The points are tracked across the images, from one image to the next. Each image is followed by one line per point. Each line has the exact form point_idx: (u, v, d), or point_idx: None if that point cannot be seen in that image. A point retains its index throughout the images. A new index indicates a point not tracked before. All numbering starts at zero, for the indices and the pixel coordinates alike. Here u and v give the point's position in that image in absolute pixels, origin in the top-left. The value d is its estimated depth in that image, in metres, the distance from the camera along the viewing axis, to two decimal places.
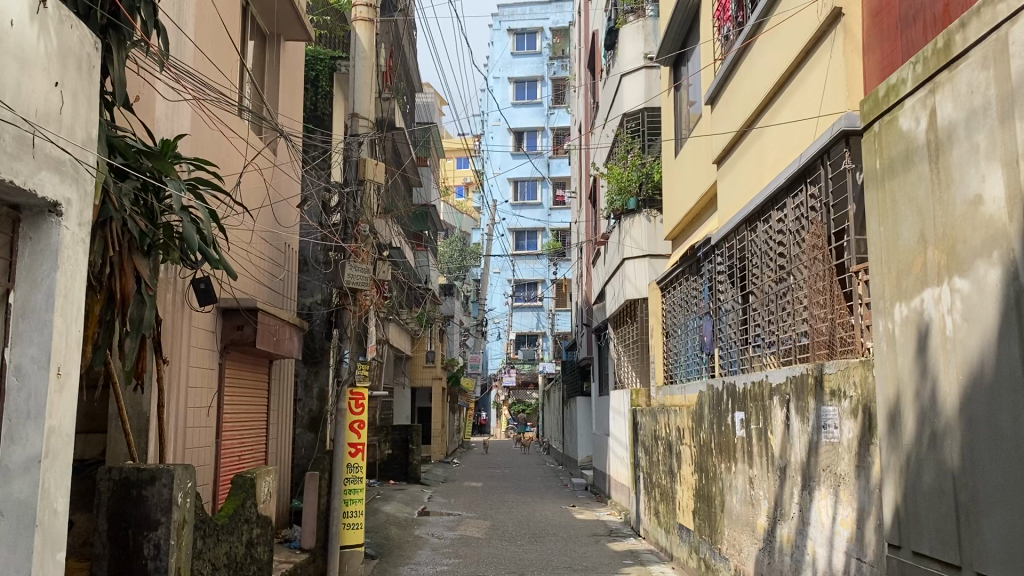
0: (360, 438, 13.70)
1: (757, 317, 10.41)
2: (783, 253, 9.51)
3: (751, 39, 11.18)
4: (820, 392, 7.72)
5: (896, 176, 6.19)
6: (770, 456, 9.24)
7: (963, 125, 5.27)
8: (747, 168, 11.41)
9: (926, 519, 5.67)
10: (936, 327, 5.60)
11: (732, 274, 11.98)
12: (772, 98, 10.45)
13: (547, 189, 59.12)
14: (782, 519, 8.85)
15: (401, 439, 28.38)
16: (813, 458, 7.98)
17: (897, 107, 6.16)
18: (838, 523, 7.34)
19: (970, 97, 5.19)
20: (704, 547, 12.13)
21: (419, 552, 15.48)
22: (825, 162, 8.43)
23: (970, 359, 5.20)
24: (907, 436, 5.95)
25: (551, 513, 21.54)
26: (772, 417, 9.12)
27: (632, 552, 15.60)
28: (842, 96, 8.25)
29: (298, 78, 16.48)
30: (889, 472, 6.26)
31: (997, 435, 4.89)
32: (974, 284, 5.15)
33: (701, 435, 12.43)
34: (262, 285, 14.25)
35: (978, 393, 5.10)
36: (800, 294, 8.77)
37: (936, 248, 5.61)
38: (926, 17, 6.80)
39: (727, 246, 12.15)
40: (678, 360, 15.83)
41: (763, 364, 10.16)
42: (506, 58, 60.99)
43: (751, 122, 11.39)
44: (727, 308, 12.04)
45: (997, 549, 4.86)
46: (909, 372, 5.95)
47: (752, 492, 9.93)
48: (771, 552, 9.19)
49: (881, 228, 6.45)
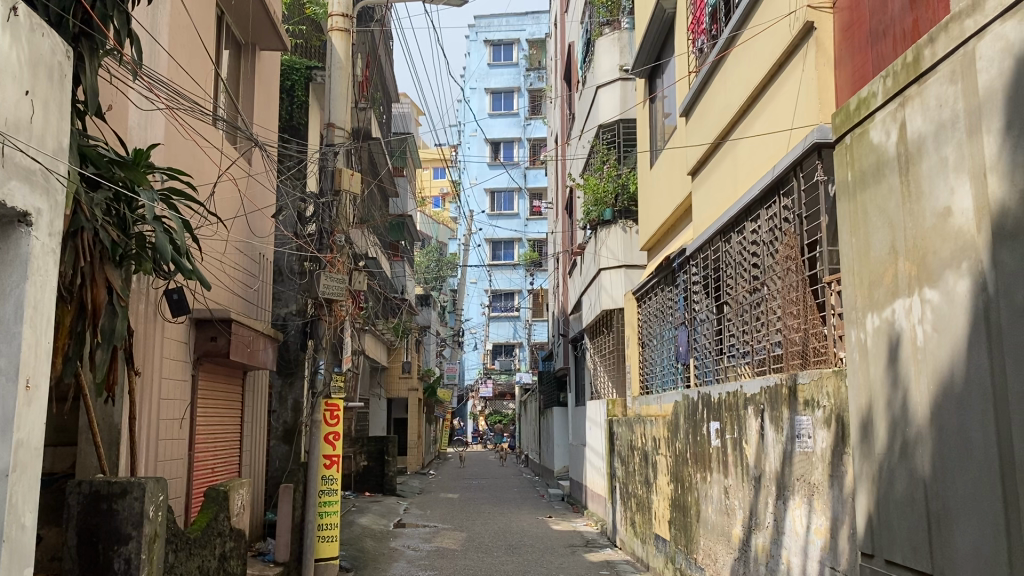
0: (336, 450, 13.73)
1: (732, 328, 10.48)
2: (756, 263, 9.60)
3: (725, 52, 11.29)
4: (794, 402, 7.78)
5: (867, 189, 6.26)
6: (744, 465, 9.29)
7: (932, 138, 5.36)
8: (721, 179, 11.51)
9: (898, 529, 5.72)
10: (907, 337, 5.67)
11: (706, 284, 12.07)
12: (746, 110, 10.54)
13: (523, 199, 59.27)
14: (757, 529, 8.89)
15: (377, 450, 28.26)
16: (787, 467, 8.03)
17: (868, 120, 6.25)
18: (812, 533, 7.39)
19: (939, 111, 5.28)
20: (680, 557, 12.14)
21: (394, 564, 15.39)
22: (798, 174, 8.51)
23: (940, 369, 5.26)
24: (880, 445, 6.02)
25: (528, 524, 21.53)
26: (746, 427, 9.19)
27: (608, 563, 15.63)
28: (815, 107, 8.35)
29: (273, 88, 16.40)
30: (861, 480, 6.31)
31: (966, 445, 4.96)
32: (944, 295, 5.23)
33: (676, 445, 12.47)
34: (236, 296, 14.13)
35: (949, 404, 5.16)
36: (773, 304, 8.84)
37: (906, 260, 5.68)
38: (896, 32, 6.91)
39: (702, 257, 12.25)
40: (653, 370, 15.90)
41: (737, 374, 10.25)
42: (482, 69, 61.24)
43: (725, 135, 11.50)
44: (701, 318, 12.11)
45: (967, 558, 4.91)
46: (881, 382, 6.01)
47: (727, 502, 9.96)
48: (746, 562, 9.22)
49: (852, 240, 6.53)
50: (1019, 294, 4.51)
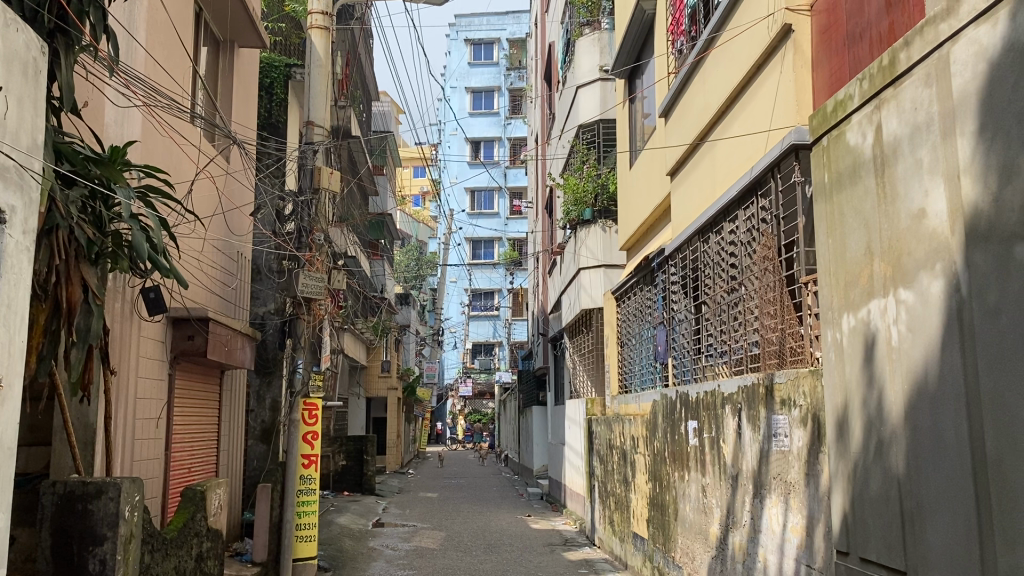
0: (314, 449, 13.59)
1: (710, 327, 10.54)
2: (734, 264, 9.66)
3: (704, 53, 11.35)
4: (771, 401, 7.84)
5: (843, 190, 6.32)
6: (722, 464, 9.36)
7: (908, 140, 5.42)
8: (700, 180, 11.57)
9: (872, 526, 5.79)
10: (882, 337, 5.73)
11: (685, 284, 12.13)
12: (725, 112, 10.61)
13: (503, 199, 59.29)
14: (734, 527, 8.95)
15: (356, 450, 28.14)
16: (763, 465, 8.10)
17: (844, 122, 6.31)
18: (788, 531, 7.45)
19: (914, 114, 5.34)
20: (657, 555, 12.21)
21: (372, 563, 15.34)
22: (775, 175, 8.58)
23: (914, 368, 5.33)
24: (855, 444, 6.08)
25: (507, 523, 21.54)
26: (723, 426, 9.25)
27: (586, 561, 15.68)
28: (792, 109, 8.43)
29: (251, 86, 16.29)
30: (836, 479, 6.38)
31: (939, 443, 5.03)
32: (918, 296, 5.29)
33: (655, 444, 12.53)
34: (214, 294, 14.03)
35: (924, 402, 5.23)
36: (751, 304, 8.91)
37: (882, 261, 5.74)
38: (872, 35, 6.98)
39: (680, 257, 12.31)
40: (632, 370, 15.94)
41: (715, 374, 10.31)
42: (462, 68, 61.11)
43: (704, 135, 11.56)
44: (679, 318, 12.17)
45: (940, 555, 4.99)
46: (856, 381, 6.08)
47: (704, 501, 10.03)
48: (723, 560, 9.29)
49: (829, 240, 6.59)
50: (992, 294, 4.58)
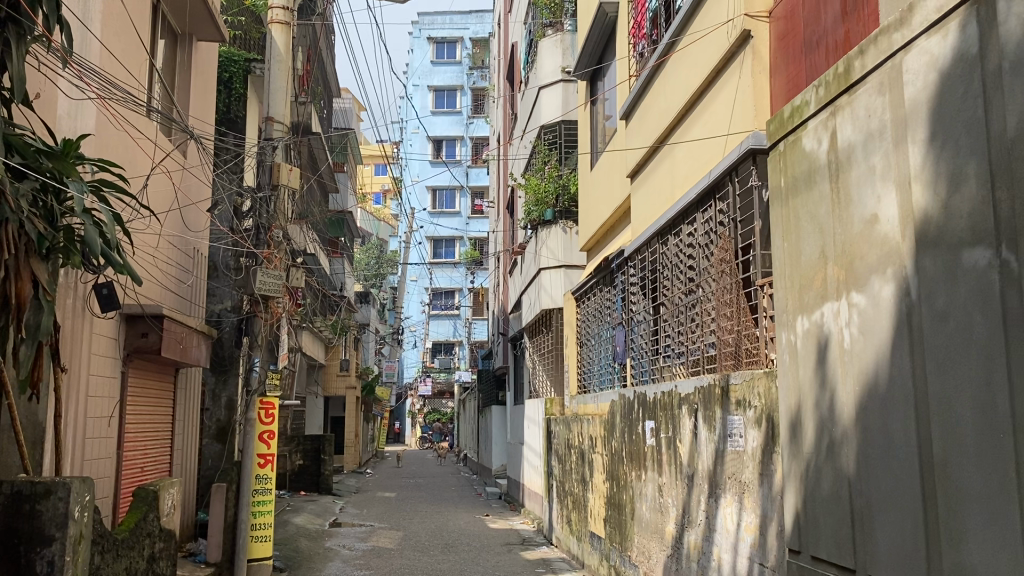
0: (270, 449, 13.45)
1: (668, 328, 10.65)
2: (692, 266, 9.77)
3: (664, 57, 11.46)
4: (726, 402, 7.95)
5: (799, 194, 6.43)
6: (678, 464, 9.46)
7: (862, 147, 5.53)
8: (659, 182, 11.68)
9: (823, 526, 5.90)
10: (835, 339, 5.84)
11: (643, 286, 12.23)
12: (685, 115, 10.72)
13: (464, 198, 59.21)
14: (689, 526, 9.06)
15: (313, 449, 27.90)
16: (718, 465, 8.20)
17: (800, 128, 6.42)
18: (742, 530, 7.56)
19: (867, 121, 5.46)
20: (614, 554, 12.31)
21: (329, 563, 15.23)
22: (733, 179, 8.69)
23: (865, 370, 5.44)
24: (807, 444, 6.19)
25: (465, 523, 21.52)
26: (679, 426, 9.35)
27: (543, 560, 15.74)
28: (749, 115, 8.55)
29: (210, 80, 16.07)
30: (789, 479, 6.48)
31: (888, 444, 5.15)
32: (870, 300, 5.41)
33: (612, 444, 12.62)
34: (169, 291, 13.81)
35: (874, 404, 5.34)
36: (708, 306, 9.01)
37: (835, 265, 5.85)
38: (829, 43, 7.11)
39: (639, 258, 12.42)
40: (591, 370, 16.04)
41: (672, 374, 10.42)
42: (425, 66, 60.85)
43: (663, 139, 11.67)
44: (638, 319, 12.27)
45: (889, 553, 5.10)
46: (809, 383, 6.19)
47: (661, 500, 10.13)
48: (678, 558, 9.40)
49: (784, 244, 6.70)
50: (940, 298, 4.71)
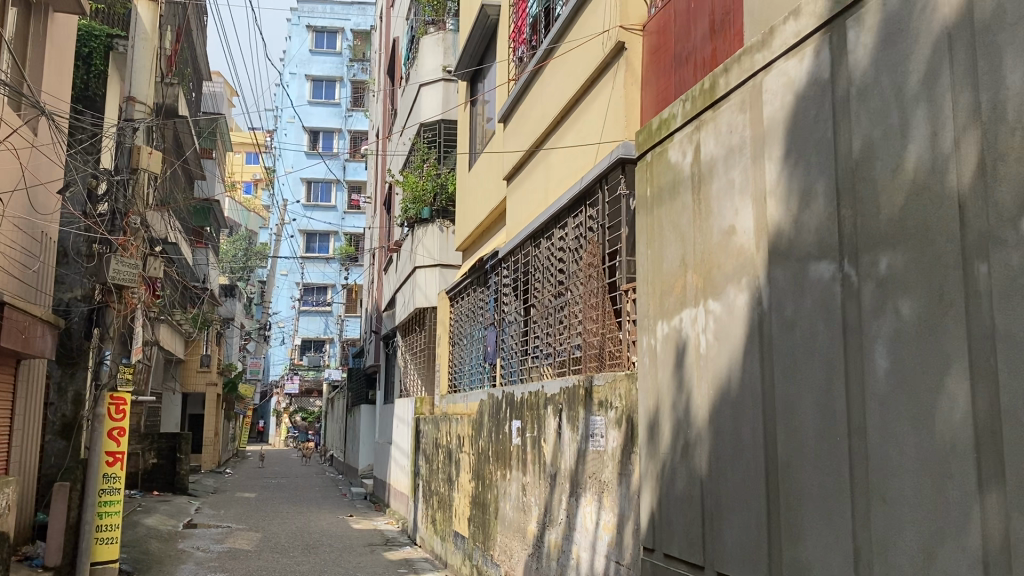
0: (119, 446, 12.87)
1: (537, 330, 10.80)
2: (562, 269, 9.95)
3: (542, 63, 11.63)
4: (589, 403, 8.12)
5: (663, 204, 6.66)
6: (541, 464, 9.61)
7: (722, 161, 5.79)
8: (535, 185, 11.82)
9: (676, 524, 6.12)
10: (691, 344, 6.07)
11: (515, 287, 12.36)
12: (560, 121, 10.90)
13: (340, 192, 58.15)
14: (550, 525, 9.21)
15: (169, 447, 26.70)
16: (580, 465, 8.38)
17: (667, 139, 6.65)
18: (600, 528, 7.75)
19: (728, 136, 5.73)
20: (477, 553, 12.38)
21: (181, 566, 14.60)
22: (603, 187, 8.91)
23: (719, 374, 5.69)
24: (663, 445, 6.42)
25: (328, 523, 21.11)
26: (544, 426, 9.50)
27: (407, 561, 15.65)
28: (621, 124, 8.78)
29: (66, 54, 15.12)
30: (646, 479, 6.70)
31: (738, 446, 5.42)
32: (725, 307, 5.67)
33: (479, 444, 12.69)
34: (11, 277, 12.89)
35: (725, 407, 5.60)
36: (575, 309, 9.20)
37: (695, 272, 6.09)
38: (697, 60, 7.39)
39: (512, 260, 12.56)
40: (461, 370, 16.07)
41: (540, 375, 10.55)
42: (304, 55, 59.42)
43: (540, 143, 11.81)
44: (509, 320, 12.39)
45: (736, 550, 5.36)
46: (667, 386, 6.41)
47: (524, 499, 10.25)
48: (539, 557, 9.54)
49: (648, 250, 6.91)
50: (789, 307, 5.04)
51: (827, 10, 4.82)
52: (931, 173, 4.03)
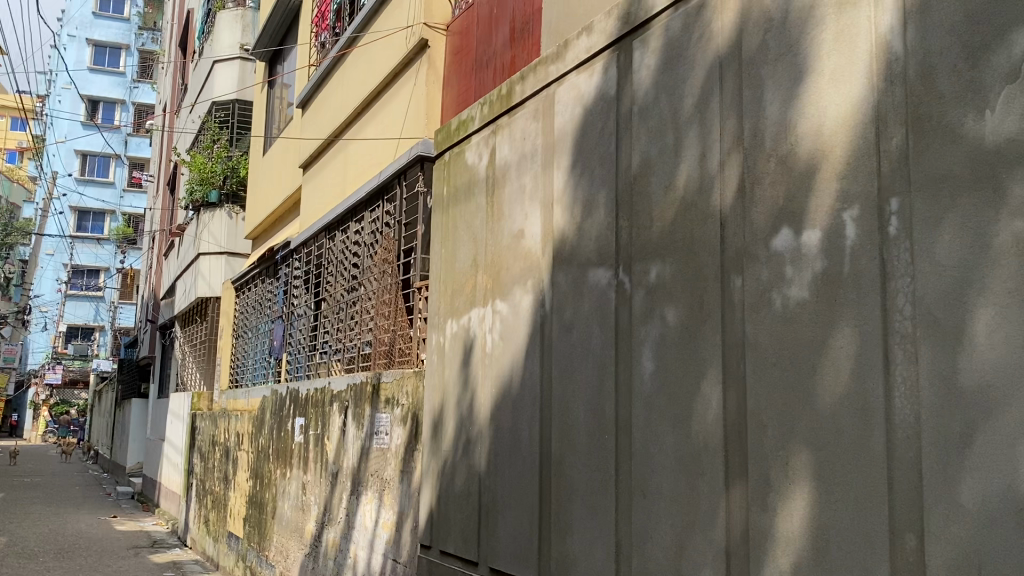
0: None
1: (327, 324, 10.57)
2: (356, 264, 9.81)
3: (345, 51, 11.40)
4: (376, 400, 8.05)
5: (458, 205, 6.73)
6: (324, 462, 9.40)
7: (515, 166, 5.97)
8: (332, 176, 11.57)
9: (453, 522, 6.19)
10: (478, 343, 6.17)
11: (307, 280, 12.04)
12: (360, 113, 10.74)
13: (122, 169, 54.11)
14: (329, 524, 9.03)
15: None
16: (362, 463, 8.27)
17: (465, 141, 6.73)
18: (379, 526, 7.69)
19: (522, 141, 5.91)
20: (251, 554, 11.91)
21: None
22: (401, 182, 8.88)
23: (502, 374, 5.82)
24: (445, 443, 6.47)
25: (86, 526, 19.49)
26: (329, 423, 9.30)
27: (175, 564, 14.77)
28: (422, 121, 8.79)
29: None
30: (426, 477, 6.72)
31: (516, 444, 5.59)
32: (511, 309, 5.82)
33: (260, 440, 12.23)
34: None
35: (506, 406, 5.73)
36: (367, 305, 9.09)
37: (484, 273, 6.21)
38: (496, 65, 7.53)
39: (305, 251, 12.21)
40: (245, 363, 15.42)
41: (327, 371, 10.32)
42: (86, 17, 54.71)
43: (340, 133, 11.58)
44: (298, 313, 12.04)
45: (509, 545, 5.51)
46: (452, 384, 6.47)
47: (303, 498, 9.98)
48: (316, 557, 9.32)
49: (442, 249, 6.95)
50: (568, 310, 5.27)
51: (617, 29, 5.09)
52: (698, 191, 4.40)
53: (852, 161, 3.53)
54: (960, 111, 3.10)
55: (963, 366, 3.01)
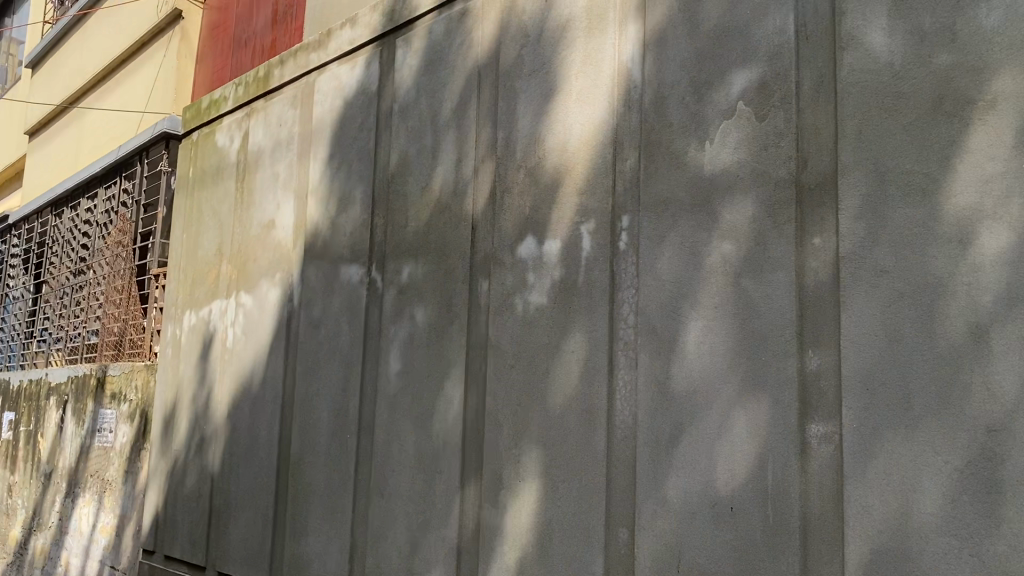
0: None
1: (47, 309, 9.61)
2: (86, 244, 9.02)
3: (87, 11, 10.43)
4: (100, 395, 7.43)
5: (205, 189, 6.41)
6: (35, 461, 8.51)
7: (269, 153, 5.81)
8: (65, 146, 10.56)
9: (182, 524, 5.89)
10: (218, 337, 5.90)
11: (27, 259, 10.88)
12: (101, 80, 9.90)
13: None
14: (38, 530, 8.20)
15: None
16: (80, 463, 7.57)
17: (216, 122, 6.43)
18: (96, 532, 7.10)
19: (278, 129, 5.77)
20: None
21: None
22: (143, 160, 8.29)
23: (243, 369, 5.62)
24: (177, 441, 6.11)
25: None
26: (43, 418, 8.45)
27: None
28: (170, 98, 8.29)
29: None
30: (153, 477, 6.30)
31: (254, 442, 5.43)
32: (256, 302, 5.64)
33: None
34: None
35: (245, 403, 5.55)
36: (97, 290, 8.39)
37: (229, 263, 5.97)
38: (256, 45, 7.26)
39: (27, 227, 11.04)
40: None
41: (45, 361, 9.39)
42: None
43: (77, 100, 10.59)
44: (15, 295, 10.85)
45: (242, 547, 5.35)
46: (188, 379, 6.13)
47: (9, 501, 8.98)
48: (20, 566, 8.42)
49: (183, 234, 6.57)
50: (316, 307, 5.19)
51: (380, 25, 5.11)
52: (452, 195, 4.58)
53: (591, 180, 3.96)
54: (684, 140, 3.65)
55: (674, 372, 3.54)
